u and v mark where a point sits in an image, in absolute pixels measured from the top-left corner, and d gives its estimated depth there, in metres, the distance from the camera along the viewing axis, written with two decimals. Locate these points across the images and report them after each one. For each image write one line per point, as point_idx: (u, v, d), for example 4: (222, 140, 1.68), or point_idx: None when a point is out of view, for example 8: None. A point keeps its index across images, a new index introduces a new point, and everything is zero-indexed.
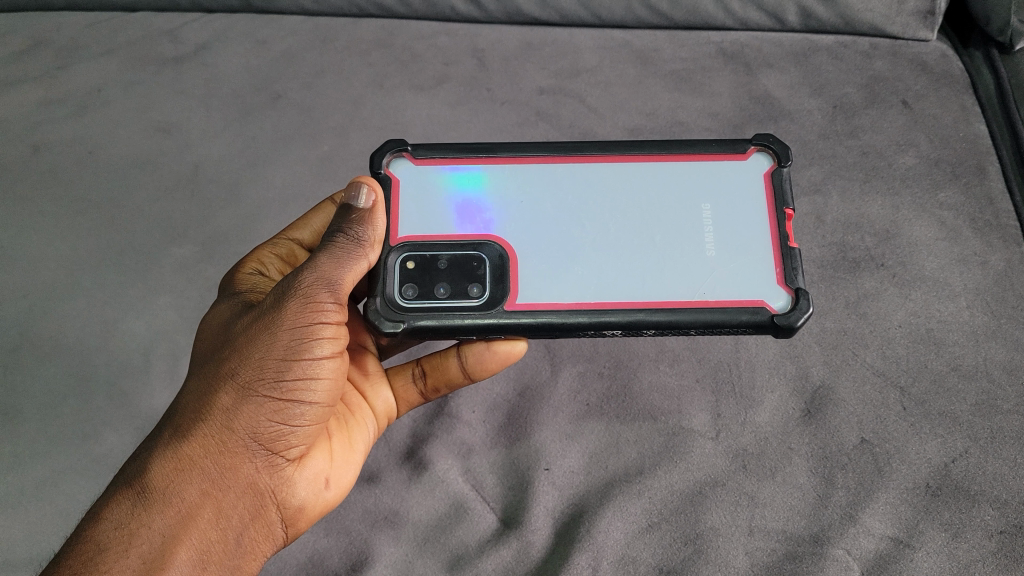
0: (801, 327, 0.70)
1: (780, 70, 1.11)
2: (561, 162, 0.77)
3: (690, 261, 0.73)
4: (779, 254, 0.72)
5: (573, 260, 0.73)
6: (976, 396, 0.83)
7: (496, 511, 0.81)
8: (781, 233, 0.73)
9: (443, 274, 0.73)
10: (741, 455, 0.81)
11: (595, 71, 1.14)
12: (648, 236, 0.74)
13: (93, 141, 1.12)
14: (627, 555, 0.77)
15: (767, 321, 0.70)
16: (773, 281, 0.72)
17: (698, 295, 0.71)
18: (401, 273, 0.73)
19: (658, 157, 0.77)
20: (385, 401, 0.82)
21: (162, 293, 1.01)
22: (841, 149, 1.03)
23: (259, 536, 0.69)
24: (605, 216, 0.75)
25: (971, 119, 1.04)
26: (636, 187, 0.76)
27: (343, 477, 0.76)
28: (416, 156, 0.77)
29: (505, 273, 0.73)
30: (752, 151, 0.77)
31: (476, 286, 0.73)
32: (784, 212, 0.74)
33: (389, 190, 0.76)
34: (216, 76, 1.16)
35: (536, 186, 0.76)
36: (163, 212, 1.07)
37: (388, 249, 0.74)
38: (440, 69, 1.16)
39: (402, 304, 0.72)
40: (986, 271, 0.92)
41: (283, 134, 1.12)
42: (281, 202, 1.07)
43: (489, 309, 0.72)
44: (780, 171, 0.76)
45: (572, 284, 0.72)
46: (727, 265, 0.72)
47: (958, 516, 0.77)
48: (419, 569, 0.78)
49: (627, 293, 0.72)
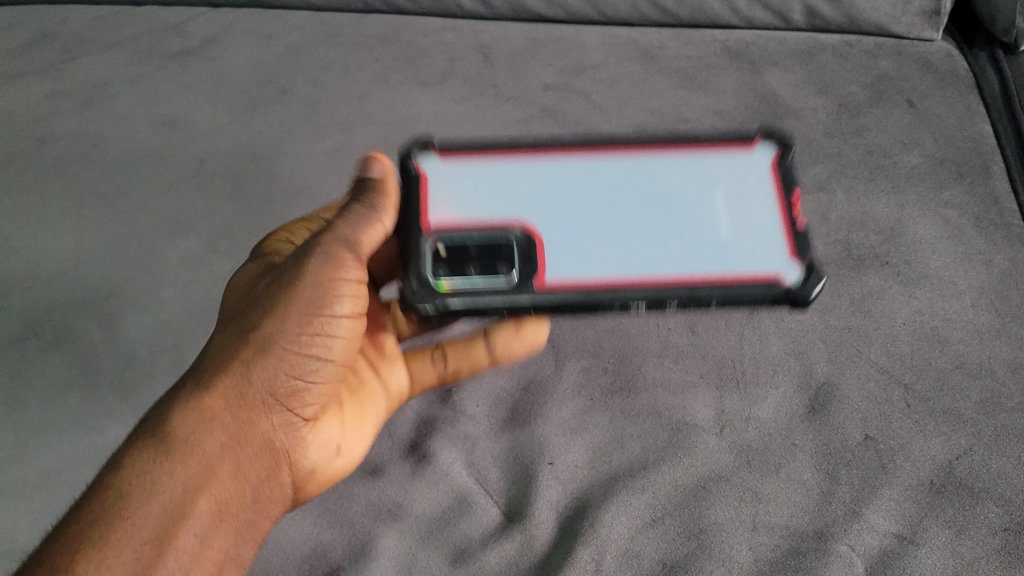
0: (818, 295, 0.69)
1: (784, 69, 1.11)
2: (578, 151, 0.75)
3: (713, 239, 0.71)
4: (791, 235, 0.71)
5: (590, 239, 0.71)
6: (979, 394, 0.83)
7: (501, 504, 0.80)
8: (791, 211, 0.72)
9: (473, 256, 0.71)
10: (745, 451, 0.81)
11: (600, 68, 1.15)
12: (664, 220, 0.72)
13: (99, 134, 1.12)
14: (631, 550, 0.76)
15: (789, 294, 0.68)
16: (791, 257, 0.70)
17: (717, 273, 0.69)
18: (433, 256, 0.71)
19: (670, 148, 0.76)
20: (399, 382, 0.83)
21: (167, 285, 1.01)
22: (845, 148, 1.03)
23: (273, 491, 0.71)
24: (618, 202, 0.73)
25: (975, 119, 1.04)
26: (646, 176, 0.75)
27: (355, 447, 0.78)
28: (439, 146, 0.75)
29: (534, 254, 0.71)
30: (758, 141, 0.75)
31: (507, 266, 0.70)
32: (792, 196, 0.73)
33: (413, 178, 0.74)
34: (221, 70, 1.18)
35: (557, 173, 0.75)
36: (168, 205, 1.07)
37: (420, 233, 0.72)
38: (445, 65, 1.17)
39: (436, 286, 0.70)
40: (991, 270, 0.92)
41: (289, 128, 1.13)
42: (287, 196, 1.07)
43: (520, 289, 0.69)
44: (787, 158, 0.74)
45: (592, 263, 0.70)
46: (743, 244, 0.70)
47: (962, 514, 0.76)
48: (423, 561, 0.77)
49: (654, 272, 0.69)
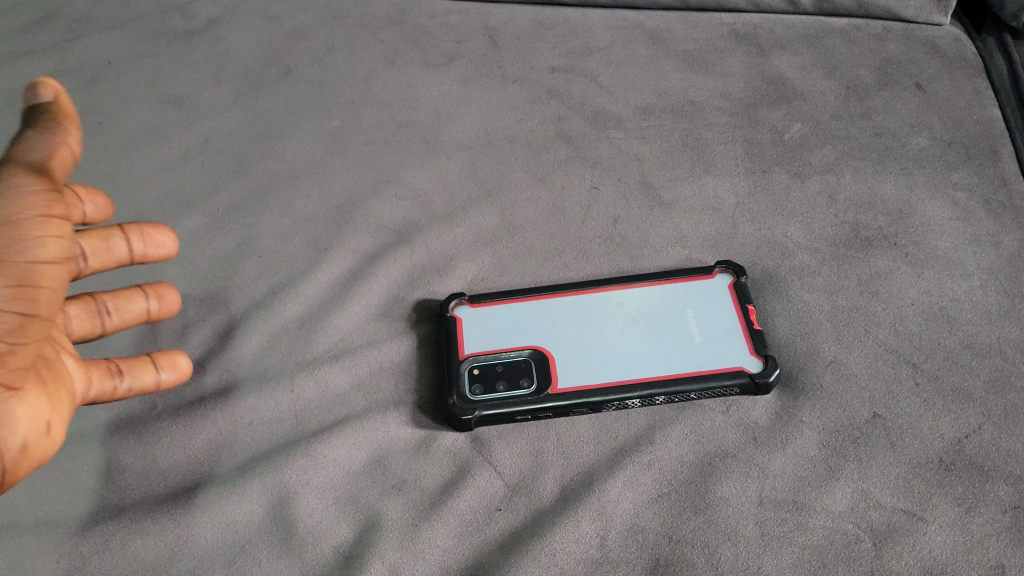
0: (775, 382, 0.80)
1: (792, 51, 1.13)
2: (580, 294, 0.90)
3: (689, 361, 0.83)
4: (749, 335, 0.84)
5: (594, 349, 0.85)
6: (989, 373, 0.81)
7: (505, 477, 0.78)
8: (747, 320, 0.86)
9: (502, 379, 0.84)
10: (751, 429, 0.79)
11: (607, 51, 1.16)
12: (647, 334, 0.86)
13: (103, 113, 1.12)
14: (636, 524, 0.74)
15: (748, 380, 0.80)
16: (746, 352, 0.83)
17: (693, 367, 0.82)
18: (469, 377, 0.84)
19: (650, 282, 0.90)
20: (141, 309, 0.84)
21: (171, 263, 0.97)
22: (854, 130, 1.04)
23: (43, 402, 0.67)
24: (609, 325, 0.87)
25: (983, 102, 1.04)
26: (629, 299, 0.89)
27: (141, 376, 0.79)
28: (474, 300, 0.90)
29: (547, 369, 0.84)
30: (717, 270, 0.90)
31: (526, 380, 0.84)
32: (747, 308, 0.86)
33: (453, 327, 0.88)
34: (226, 50, 1.20)
35: (565, 317, 0.88)
36: (171, 183, 1.05)
37: (457, 361, 0.86)
38: (451, 47, 1.19)
39: (472, 398, 0.82)
40: (1000, 251, 0.91)
41: (294, 108, 1.13)
42: (292, 175, 1.06)
43: (538, 394, 0.82)
44: (741, 282, 0.88)
45: (595, 370, 0.83)
46: (711, 347, 0.84)
47: (971, 492, 0.73)
48: (427, 532, 0.75)
49: (641, 369, 0.83)
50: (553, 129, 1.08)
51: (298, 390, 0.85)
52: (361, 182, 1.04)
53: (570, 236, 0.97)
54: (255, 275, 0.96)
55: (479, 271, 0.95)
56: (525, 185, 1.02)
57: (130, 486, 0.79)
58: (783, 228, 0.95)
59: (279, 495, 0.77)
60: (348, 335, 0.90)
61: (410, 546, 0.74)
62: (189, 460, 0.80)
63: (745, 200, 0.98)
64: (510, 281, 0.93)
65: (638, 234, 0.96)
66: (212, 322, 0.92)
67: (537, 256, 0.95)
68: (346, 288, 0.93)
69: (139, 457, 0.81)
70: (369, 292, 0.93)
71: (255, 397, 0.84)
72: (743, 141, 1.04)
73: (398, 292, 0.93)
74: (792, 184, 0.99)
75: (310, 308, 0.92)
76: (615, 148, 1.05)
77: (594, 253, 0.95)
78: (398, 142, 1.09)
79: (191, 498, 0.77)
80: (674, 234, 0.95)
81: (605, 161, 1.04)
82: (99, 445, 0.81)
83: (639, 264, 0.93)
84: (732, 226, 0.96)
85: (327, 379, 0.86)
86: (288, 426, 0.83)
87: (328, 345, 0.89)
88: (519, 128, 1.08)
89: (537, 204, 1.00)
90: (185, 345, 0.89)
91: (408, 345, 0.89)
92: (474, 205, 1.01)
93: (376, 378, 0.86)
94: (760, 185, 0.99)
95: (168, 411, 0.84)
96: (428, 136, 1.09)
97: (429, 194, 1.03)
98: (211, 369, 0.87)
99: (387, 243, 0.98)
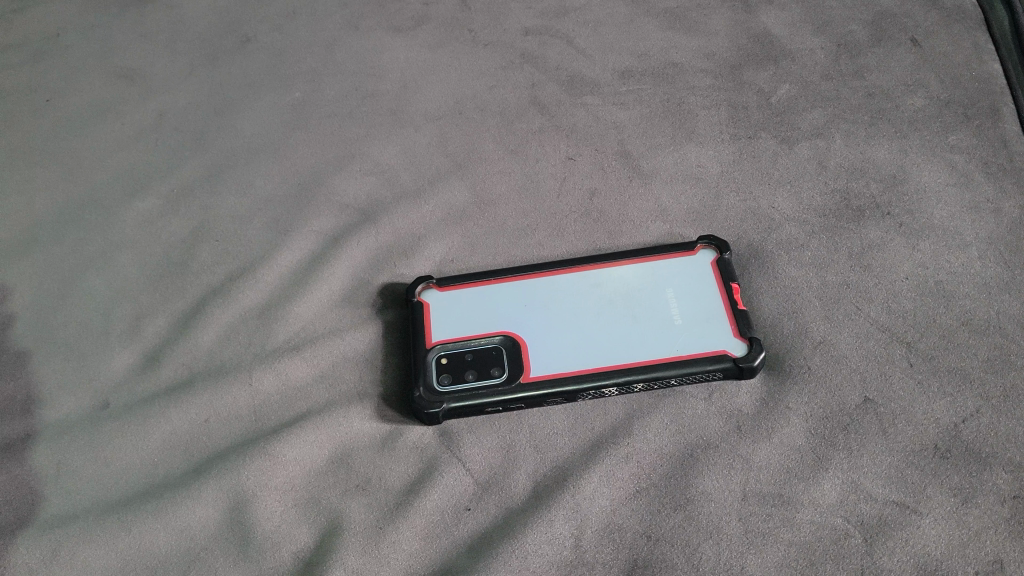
0: (760, 366, 0.75)
1: (780, 7, 1.07)
2: (555, 274, 0.84)
3: (668, 343, 0.78)
4: (732, 315, 0.79)
5: (567, 332, 0.80)
6: (988, 352, 0.76)
7: (474, 473, 0.73)
8: (730, 299, 0.80)
9: (471, 367, 0.79)
10: (736, 416, 0.74)
11: (583, 11, 1.10)
12: (624, 316, 0.80)
13: (51, 89, 1.06)
14: (613, 522, 0.69)
15: (730, 366, 0.75)
16: (730, 334, 0.77)
17: (673, 351, 0.77)
18: (437, 368, 0.79)
19: (627, 260, 0.84)
20: None
21: (124, 249, 0.92)
22: (844, 91, 0.98)
23: None
24: (584, 307, 0.81)
25: (983, 58, 0.98)
26: (607, 280, 0.83)
27: None
28: (443, 284, 0.85)
29: (519, 355, 0.79)
30: (700, 247, 0.84)
31: (497, 368, 0.78)
32: (730, 286, 0.80)
33: (421, 314, 0.83)
34: (181, 20, 1.14)
35: (539, 299, 0.83)
36: (125, 163, 0.99)
37: (424, 350, 0.80)
38: (419, 10, 1.13)
39: (439, 390, 0.77)
40: (1000, 218, 0.85)
41: (253, 80, 1.07)
42: (249, 151, 1.00)
43: (508, 384, 0.77)
44: (724, 258, 0.83)
45: (569, 356, 0.78)
46: (692, 328, 0.78)
47: (968, 481, 0.69)
48: (391, 535, 0.70)
49: (617, 355, 0.77)
50: (526, 96, 1.02)
51: (256, 382, 0.80)
52: (324, 157, 0.99)
53: (544, 211, 0.91)
54: (213, 260, 0.91)
55: (448, 250, 0.89)
56: (497, 157, 0.97)
57: (82, 492, 0.74)
58: (769, 198, 0.89)
59: (236, 498, 0.73)
60: (310, 323, 0.85)
61: (373, 551, 0.69)
62: (143, 462, 0.76)
63: (730, 169, 0.92)
64: (482, 262, 0.88)
65: (617, 208, 0.91)
66: (169, 312, 0.87)
67: (510, 233, 0.90)
68: (308, 273, 0.88)
69: (88, 460, 0.76)
70: (332, 275, 0.88)
71: (211, 392, 0.79)
72: (728, 105, 0.98)
73: (363, 276, 0.88)
74: (779, 151, 0.93)
75: (271, 295, 0.87)
76: (593, 116, 0.99)
77: (570, 229, 0.90)
78: (364, 114, 1.02)
79: (146, 503, 0.73)
80: (654, 207, 0.90)
81: (582, 130, 0.98)
82: (51, 449, 0.76)
83: (616, 241, 0.88)
84: (716, 197, 0.90)
85: (287, 370, 0.81)
86: (247, 423, 0.78)
87: (288, 333, 0.84)
88: (491, 95, 1.02)
89: (510, 177, 0.95)
90: (140, 337, 0.85)
91: (374, 333, 0.84)
92: (443, 180, 0.95)
93: (339, 368, 0.81)
94: (745, 153, 0.93)
95: (122, 409, 0.79)
96: (395, 107, 1.03)
97: (395, 169, 0.97)
98: (166, 363, 0.82)
99: (351, 223, 0.92)
